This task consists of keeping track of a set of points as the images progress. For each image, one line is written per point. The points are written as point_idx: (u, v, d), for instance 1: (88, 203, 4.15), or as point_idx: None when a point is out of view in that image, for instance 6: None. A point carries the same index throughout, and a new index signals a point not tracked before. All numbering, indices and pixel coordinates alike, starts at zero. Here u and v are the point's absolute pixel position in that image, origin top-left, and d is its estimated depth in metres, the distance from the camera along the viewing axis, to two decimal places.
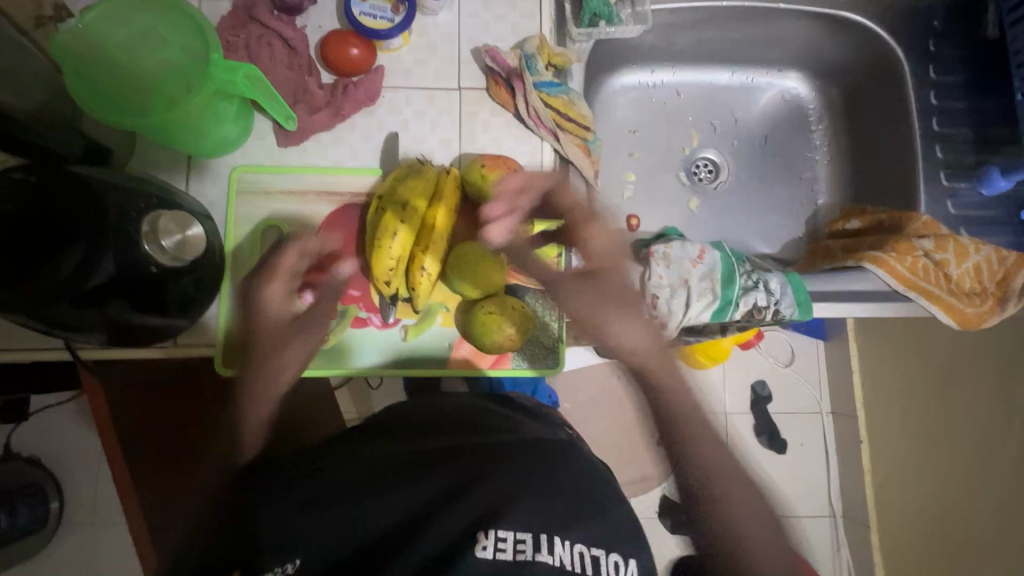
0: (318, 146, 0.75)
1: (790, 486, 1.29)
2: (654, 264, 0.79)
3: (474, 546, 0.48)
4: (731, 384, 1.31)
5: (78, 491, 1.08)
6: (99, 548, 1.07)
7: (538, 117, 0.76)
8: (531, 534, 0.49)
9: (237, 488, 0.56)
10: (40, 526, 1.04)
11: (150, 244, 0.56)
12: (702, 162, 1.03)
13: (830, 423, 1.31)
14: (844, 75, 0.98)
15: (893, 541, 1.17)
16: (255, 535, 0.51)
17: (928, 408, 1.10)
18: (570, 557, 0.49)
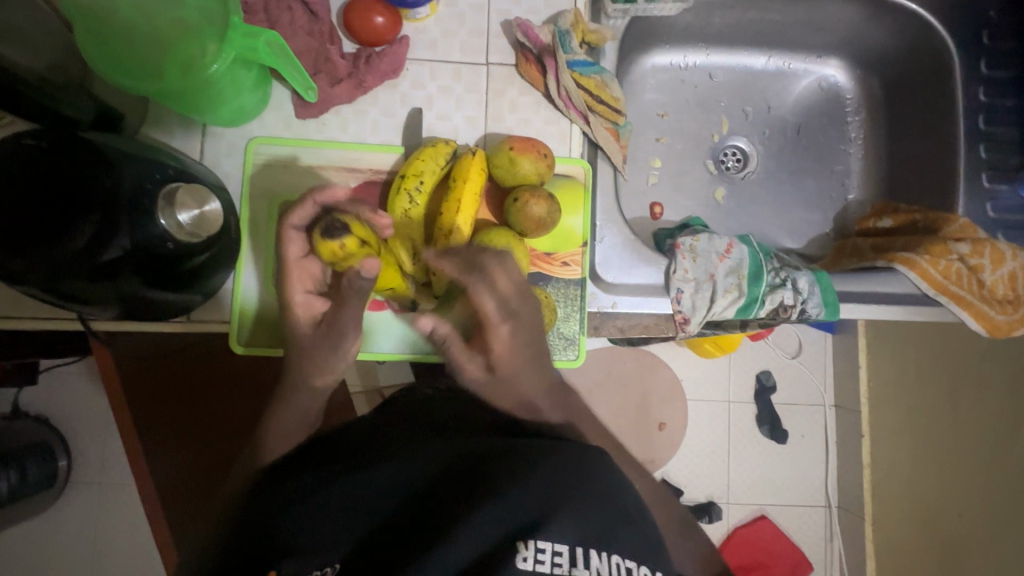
0: (338, 120, 0.72)
1: (789, 476, 1.30)
2: (680, 256, 0.77)
3: (515, 557, 0.44)
4: (739, 374, 1.30)
5: (87, 450, 1.09)
6: (107, 507, 1.08)
7: (569, 98, 0.72)
8: (567, 547, 0.46)
9: (265, 493, 0.54)
10: (50, 483, 1.04)
11: (167, 218, 0.53)
12: (730, 150, 0.99)
13: (833, 416, 1.31)
14: (888, 64, 0.94)
15: (892, 539, 1.17)
16: (287, 539, 0.48)
17: (939, 410, 1.09)
18: (605, 567, 0.47)
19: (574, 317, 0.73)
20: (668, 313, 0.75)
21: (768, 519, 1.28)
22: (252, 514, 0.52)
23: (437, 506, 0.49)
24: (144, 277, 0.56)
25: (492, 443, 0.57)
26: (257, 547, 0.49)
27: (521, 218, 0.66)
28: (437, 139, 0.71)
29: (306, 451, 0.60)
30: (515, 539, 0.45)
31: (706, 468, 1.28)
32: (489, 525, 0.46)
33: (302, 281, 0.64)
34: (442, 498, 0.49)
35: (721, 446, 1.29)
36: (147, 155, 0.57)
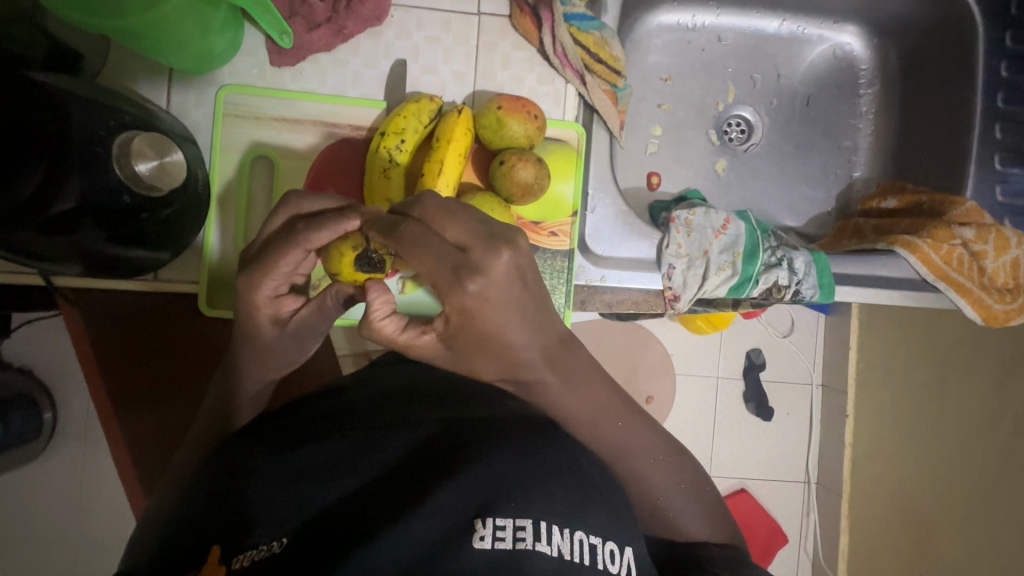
0: (316, 69, 0.67)
1: (771, 452, 1.30)
2: (675, 230, 0.73)
3: (472, 536, 0.43)
4: (727, 351, 1.29)
5: (73, 403, 1.05)
6: (76, 463, 1.05)
7: (564, 55, 0.68)
8: (531, 520, 0.45)
9: (223, 465, 0.52)
10: (34, 435, 1.02)
11: (121, 169, 0.51)
12: (734, 121, 0.95)
13: (819, 394, 1.30)
14: (908, 33, 0.88)
15: (866, 518, 1.19)
16: (241, 513, 0.46)
17: (924, 394, 1.09)
18: (568, 545, 0.46)
19: (559, 290, 0.70)
20: (658, 289, 0.73)
21: (747, 492, 1.28)
22: (206, 488, 0.50)
23: (395, 483, 0.47)
24: (106, 230, 0.53)
25: (454, 419, 0.56)
26: (209, 522, 0.46)
27: (508, 185, 0.62)
28: (420, 94, 0.66)
29: (265, 427, 0.58)
30: (474, 517, 0.44)
31: (690, 440, 1.28)
32: (449, 501, 0.44)
33: (273, 283, 0.54)
34: (401, 476, 0.48)
35: (706, 421, 1.28)
36: (103, 98, 0.52)
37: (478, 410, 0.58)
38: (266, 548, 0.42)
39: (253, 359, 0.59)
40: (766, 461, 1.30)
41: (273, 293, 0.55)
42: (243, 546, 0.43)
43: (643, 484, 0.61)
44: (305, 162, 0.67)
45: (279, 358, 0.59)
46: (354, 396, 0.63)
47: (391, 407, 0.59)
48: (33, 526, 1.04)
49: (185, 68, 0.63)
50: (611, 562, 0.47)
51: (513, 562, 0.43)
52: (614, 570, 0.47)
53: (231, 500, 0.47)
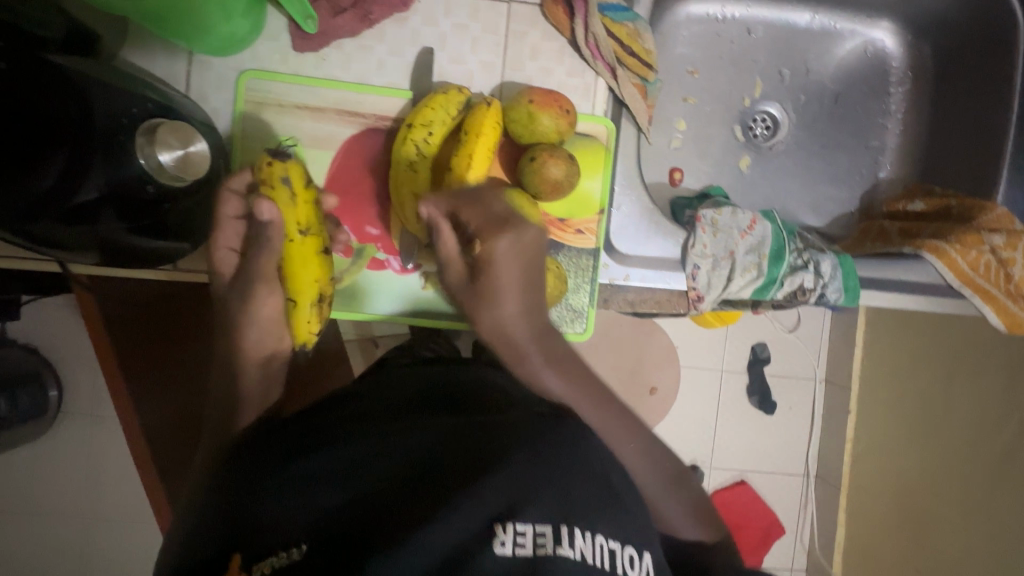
0: (340, 55, 0.65)
1: (773, 445, 1.30)
2: (700, 230, 0.72)
3: (492, 542, 0.42)
4: (732, 344, 1.28)
5: (78, 378, 1.03)
6: (72, 442, 1.03)
7: (596, 47, 0.65)
8: (550, 526, 0.45)
9: (246, 476, 0.53)
10: (41, 412, 0.99)
11: (146, 158, 0.48)
12: (760, 116, 0.93)
13: (822, 389, 1.31)
14: (945, 30, 0.86)
15: (864, 514, 1.20)
16: (263, 521, 0.47)
17: (930, 392, 1.08)
18: (589, 549, 0.45)
19: (583, 288, 0.69)
20: (681, 289, 0.72)
21: (747, 484, 1.29)
22: (234, 496, 0.51)
23: (413, 486, 0.47)
24: (128, 220, 0.51)
25: (469, 423, 0.56)
26: (237, 530, 0.48)
27: (539, 181, 0.60)
28: (448, 84, 0.64)
29: (290, 432, 0.59)
30: (493, 523, 0.43)
31: (693, 430, 1.28)
32: (466, 506, 0.44)
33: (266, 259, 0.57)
34: (419, 480, 0.48)
35: (710, 413, 1.28)
36: (126, 83, 0.50)
37: (495, 415, 0.57)
38: (286, 555, 0.43)
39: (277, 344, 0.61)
40: (767, 454, 1.30)
41: (230, 249, 0.60)
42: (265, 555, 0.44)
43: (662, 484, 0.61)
44: (329, 154, 0.65)
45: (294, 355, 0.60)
46: (374, 398, 0.63)
47: (411, 410, 0.59)
48: (33, 505, 1.03)
49: (206, 50, 0.61)
50: (630, 568, 0.47)
51: (534, 567, 0.42)
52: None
53: (257, 509, 0.49)
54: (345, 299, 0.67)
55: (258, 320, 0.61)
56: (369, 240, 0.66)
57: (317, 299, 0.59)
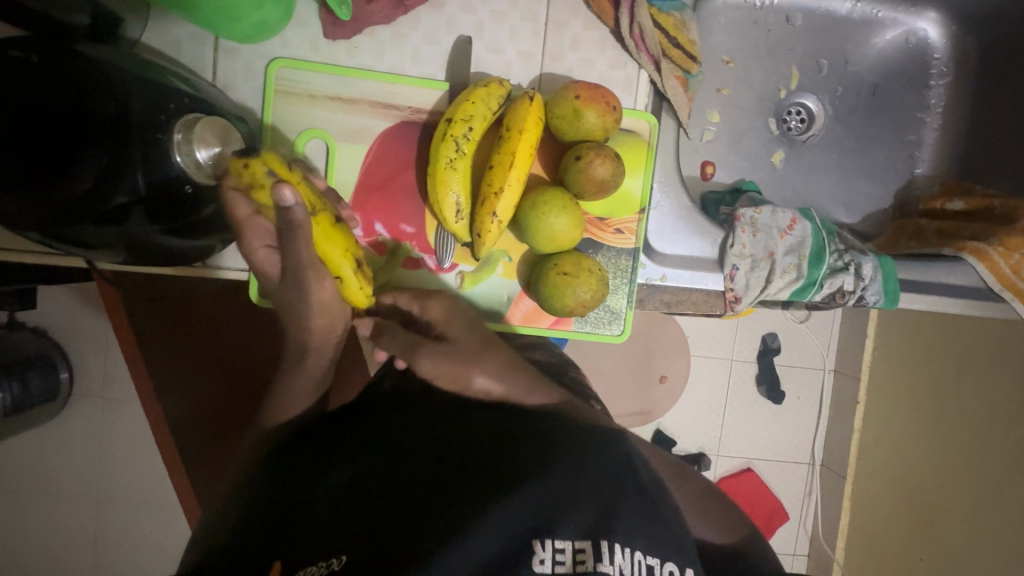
0: (372, 43, 0.62)
1: (783, 435, 1.30)
2: (740, 230, 0.70)
3: (531, 559, 0.43)
4: (744, 334, 1.25)
5: (88, 362, 0.98)
6: (78, 431, 0.98)
7: (642, 39, 0.63)
8: (591, 541, 0.44)
9: (281, 478, 0.54)
10: (53, 396, 0.94)
11: (183, 156, 0.46)
12: (795, 108, 0.90)
13: (830, 379, 1.29)
14: (993, 21, 0.82)
15: (870, 504, 1.20)
16: (302, 529, 0.47)
17: (942, 386, 1.06)
18: (628, 565, 0.44)
19: (621, 289, 0.68)
20: (718, 290, 0.70)
21: (752, 471, 1.29)
22: (273, 502, 0.52)
23: (448, 494, 0.46)
24: (161, 222, 0.50)
25: (501, 424, 0.54)
26: (278, 539, 0.48)
27: (583, 180, 0.58)
28: (487, 77, 0.61)
29: (322, 433, 0.58)
30: (531, 539, 0.43)
31: (701, 419, 1.26)
32: (500, 517, 0.44)
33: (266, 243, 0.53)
34: (453, 487, 0.47)
35: (719, 399, 1.27)
36: (157, 77, 0.48)
37: (529, 412, 0.55)
38: (326, 565, 0.43)
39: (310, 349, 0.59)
40: (775, 443, 1.30)
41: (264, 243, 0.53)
42: (304, 564, 0.44)
43: None
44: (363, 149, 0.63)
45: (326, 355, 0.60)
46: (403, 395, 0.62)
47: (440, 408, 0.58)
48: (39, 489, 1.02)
49: (235, 36, 0.58)
50: None
51: None
52: None
53: (297, 519, 0.49)
54: None
55: (315, 303, 0.55)
56: (404, 239, 0.64)
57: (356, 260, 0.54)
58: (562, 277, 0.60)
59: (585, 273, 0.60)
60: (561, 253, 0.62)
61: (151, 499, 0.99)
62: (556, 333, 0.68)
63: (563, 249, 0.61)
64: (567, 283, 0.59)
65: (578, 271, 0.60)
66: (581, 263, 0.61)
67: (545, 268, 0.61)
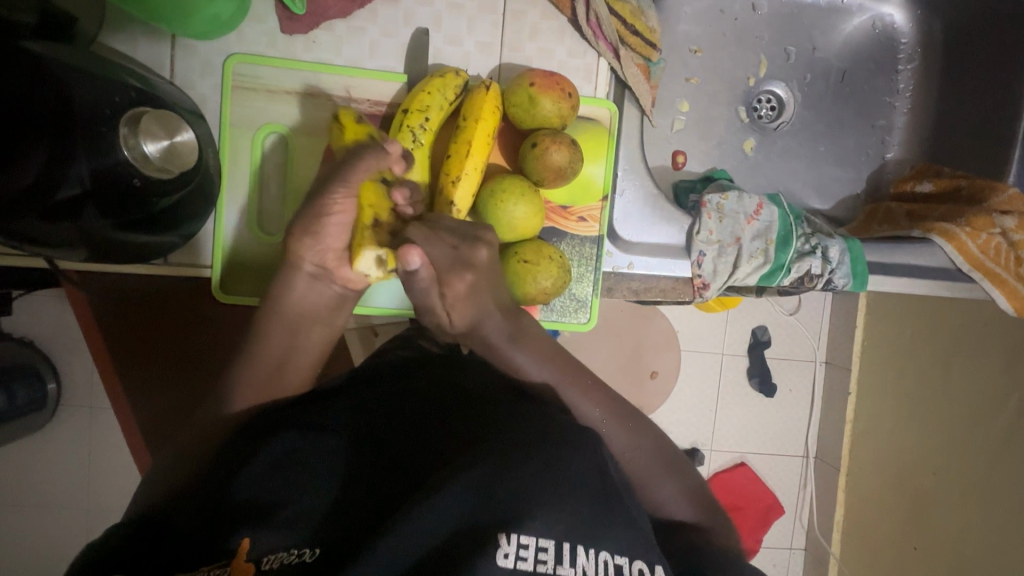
0: (330, 37, 0.62)
1: (774, 428, 1.27)
2: (706, 216, 0.70)
3: (495, 553, 0.39)
4: (733, 327, 1.23)
5: (76, 371, 0.97)
6: (62, 440, 0.97)
7: (598, 27, 0.63)
8: (554, 541, 0.41)
9: (235, 465, 0.50)
10: (39, 407, 0.93)
11: (129, 150, 0.46)
12: (765, 96, 0.90)
13: (822, 371, 1.27)
14: (954, 5, 0.83)
15: (863, 495, 1.19)
16: (264, 513, 0.44)
17: (929, 373, 1.06)
18: (592, 566, 0.41)
19: (587, 278, 0.68)
20: (686, 276, 0.70)
21: (747, 466, 1.26)
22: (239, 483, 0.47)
23: (426, 487, 0.44)
24: (112, 217, 0.50)
25: (470, 408, 0.53)
26: (241, 518, 0.44)
27: (541, 166, 0.58)
28: (445, 68, 0.61)
29: (291, 413, 0.54)
30: (497, 531, 0.40)
31: (691, 414, 1.24)
32: (476, 512, 0.41)
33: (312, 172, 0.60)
34: (431, 481, 0.44)
35: (709, 392, 1.24)
36: (105, 72, 0.49)
37: (498, 401, 0.55)
38: (298, 553, 0.40)
39: (282, 323, 0.60)
40: (768, 437, 1.27)
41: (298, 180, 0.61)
42: (271, 548, 0.41)
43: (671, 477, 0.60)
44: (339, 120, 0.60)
45: (294, 343, 0.60)
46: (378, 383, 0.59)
47: (418, 398, 0.55)
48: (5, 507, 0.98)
49: (191, 34, 0.58)
50: None
51: None
52: None
53: (268, 501, 0.45)
54: None
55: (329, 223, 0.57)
56: None
57: (376, 216, 0.56)
58: (523, 264, 0.60)
59: (545, 259, 0.61)
60: (522, 240, 0.62)
61: None
62: None
63: (525, 236, 0.61)
64: (529, 270, 0.60)
65: (538, 257, 0.60)
66: (542, 249, 0.61)
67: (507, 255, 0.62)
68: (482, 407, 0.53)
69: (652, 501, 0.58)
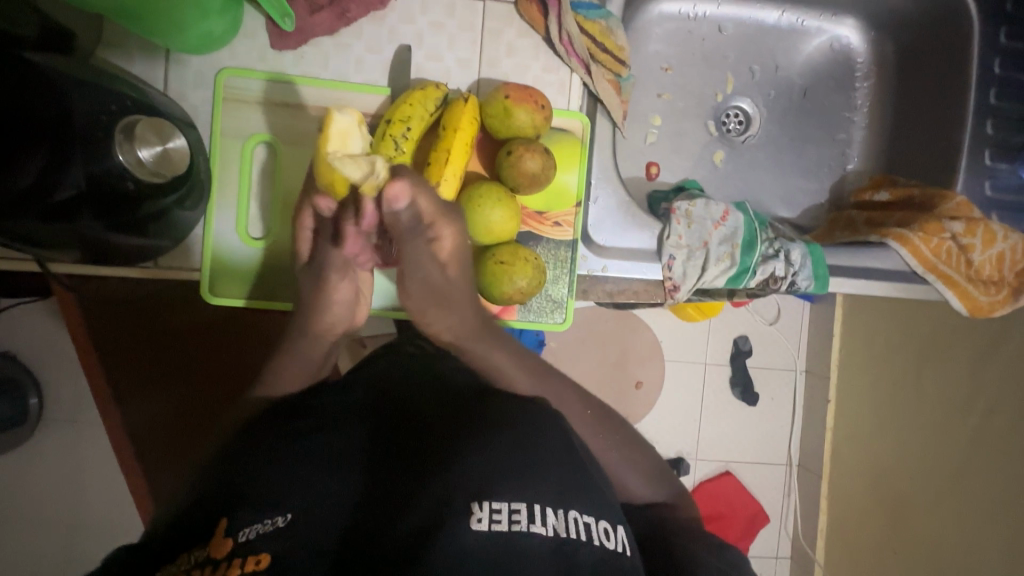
0: (318, 53, 0.66)
1: (757, 436, 1.30)
2: (676, 221, 0.74)
3: (468, 518, 0.41)
4: (715, 336, 1.27)
5: (63, 386, 0.95)
6: (45, 457, 0.95)
7: (570, 44, 0.67)
8: (525, 503, 0.43)
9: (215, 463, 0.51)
10: (21, 420, 0.92)
11: (126, 154, 0.49)
12: (733, 112, 0.95)
13: (802, 379, 1.30)
14: (905, 28, 0.89)
15: (843, 500, 1.21)
16: (241, 491, 0.45)
17: (900, 379, 1.10)
18: (563, 525, 0.43)
19: (562, 279, 0.72)
20: (658, 279, 0.73)
21: (732, 474, 1.28)
22: (214, 477, 0.47)
23: (403, 479, 0.46)
24: (106, 220, 0.52)
25: (448, 409, 0.55)
26: (218, 500, 0.45)
27: (518, 174, 0.62)
28: (426, 82, 0.65)
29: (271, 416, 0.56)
30: (471, 500, 0.43)
31: (677, 423, 1.27)
32: (449, 491, 0.43)
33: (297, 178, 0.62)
34: (409, 474, 0.46)
35: (693, 402, 1.27)
36: (103, 81, 0.52)
37: (477, 402, 0.56)
38: (271, 522, 0.42)
39: None
40: (752, 445, 1.30)
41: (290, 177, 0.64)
42: (246, 521, 0.41)
43: (646, 471, 0.62)
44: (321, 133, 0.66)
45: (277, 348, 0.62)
46: (358, 388, 0.60)
47: (397, 405, 0.57)
48: None
49: (185, 49, 0.62)
50: (607, 541, 0.44)
51: (508, 546, 0.41)
52: (610, 547, 0.44)
53: (244, 480, 0.46)
54: None
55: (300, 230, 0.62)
56: None
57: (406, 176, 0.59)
58: (500, 265, 0.63)
59: (521, 261, 0.64)
60: (499, 243, 0.65)
61: (119, 523, 0.97)
62: (501, 323, 0.71)
63: (502, 240, 0.65)
64: (506, 271, 0.63)
65: (515, 259, 0.63)
66: (518, 252, 0.64)
67: (485, 256, 0.64)
68: (462, 407, 0.55)
69: (628, 496, 0.60)
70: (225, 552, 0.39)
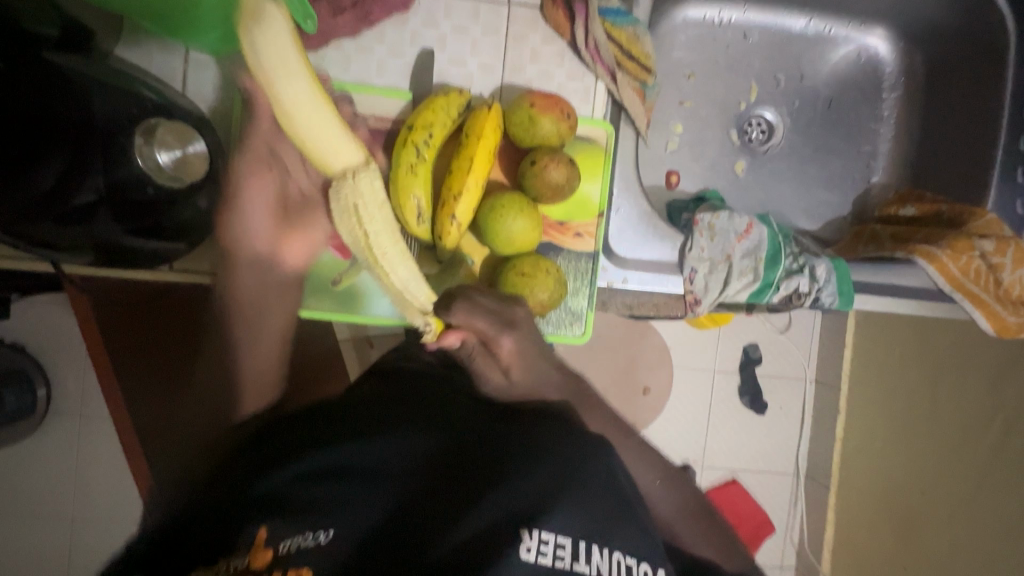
0: (340, 56, 0.65)
1: (764, 445, 1.28)
2: (698, 234, 0.72)
3: (518, 546, 0.39)
4: (724, 344, 1.25)
5: (67, 380, 0.94)
6: (48, 450, 0.95)
7: (597, 51, 0.65)
8: (570, 539, 0.42)
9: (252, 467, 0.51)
10: (27, 412, 0.91)
11: (145, 159, 0.49)
12: (756, 120, 0.94)
13: (812, 390, 1.28)
14: (936, 39, 0.87)
15: (852, 514, 1.18)
16: (283, 500, 0.45)
17: (917, 395, 1.07)
18: (606, 565, 0.42)
19: (582, 291, 0.70)
20: (678, 293, 0.72)
21: (738, 483, 1.27)
22: (259, 478, 0.48)
23: (445, 501, 0.44)
24: (124, 223, 0.52)
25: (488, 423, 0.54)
26: (260, 506, 0.45)
27: (541, 185, 0.60)
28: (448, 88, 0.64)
29: (308, 423, 0.56)
30: (520, 527, 0.41)
31: (684, 430, 1.25)
32: (496, 517, 0.42)
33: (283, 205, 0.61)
34: (452, 496, 0.44)
35: (701, 409, 1.25)
36: (122, 82, 0.50)
37: (520, 421, 0.55)
38: (313, 536, 0.42)
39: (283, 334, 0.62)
40: (759, 455, 1.28)
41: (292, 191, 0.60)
42: (288, 532, 0.42)
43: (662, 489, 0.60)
44: (320, 109, 0.50)
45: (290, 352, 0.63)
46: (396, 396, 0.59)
47: (437, 412, 0.56)
48: None
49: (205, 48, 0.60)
50: None
51: None
52: None
53: (287, 488, 0.46)
54: (342, 302, 0.67)
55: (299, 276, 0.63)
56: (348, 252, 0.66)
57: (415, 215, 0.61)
58: (521, 278, 0.62)
59: (543, 274, 0.63)
60: (520, 254, 0.64)
61: (119, 518, 0.96)
62: None
63: (522, 251, 0.63)
64: (526, 284, 0.62)
65: (536, 271, 0.62)
66: (539, 264, 0.63)
67: (505, 268, 0.64)
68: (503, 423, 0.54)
69: None
70: (268, 564, 0.40)
